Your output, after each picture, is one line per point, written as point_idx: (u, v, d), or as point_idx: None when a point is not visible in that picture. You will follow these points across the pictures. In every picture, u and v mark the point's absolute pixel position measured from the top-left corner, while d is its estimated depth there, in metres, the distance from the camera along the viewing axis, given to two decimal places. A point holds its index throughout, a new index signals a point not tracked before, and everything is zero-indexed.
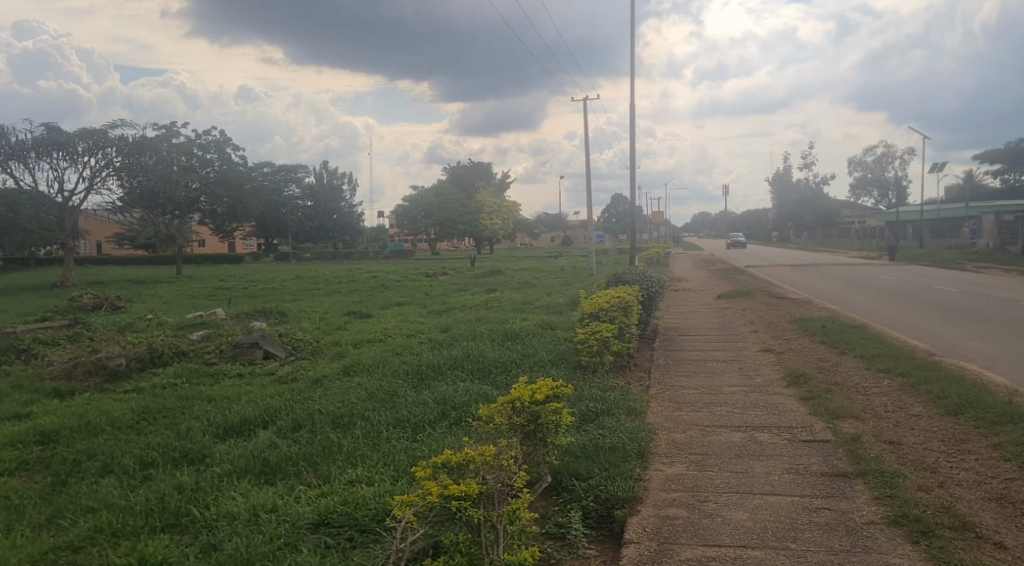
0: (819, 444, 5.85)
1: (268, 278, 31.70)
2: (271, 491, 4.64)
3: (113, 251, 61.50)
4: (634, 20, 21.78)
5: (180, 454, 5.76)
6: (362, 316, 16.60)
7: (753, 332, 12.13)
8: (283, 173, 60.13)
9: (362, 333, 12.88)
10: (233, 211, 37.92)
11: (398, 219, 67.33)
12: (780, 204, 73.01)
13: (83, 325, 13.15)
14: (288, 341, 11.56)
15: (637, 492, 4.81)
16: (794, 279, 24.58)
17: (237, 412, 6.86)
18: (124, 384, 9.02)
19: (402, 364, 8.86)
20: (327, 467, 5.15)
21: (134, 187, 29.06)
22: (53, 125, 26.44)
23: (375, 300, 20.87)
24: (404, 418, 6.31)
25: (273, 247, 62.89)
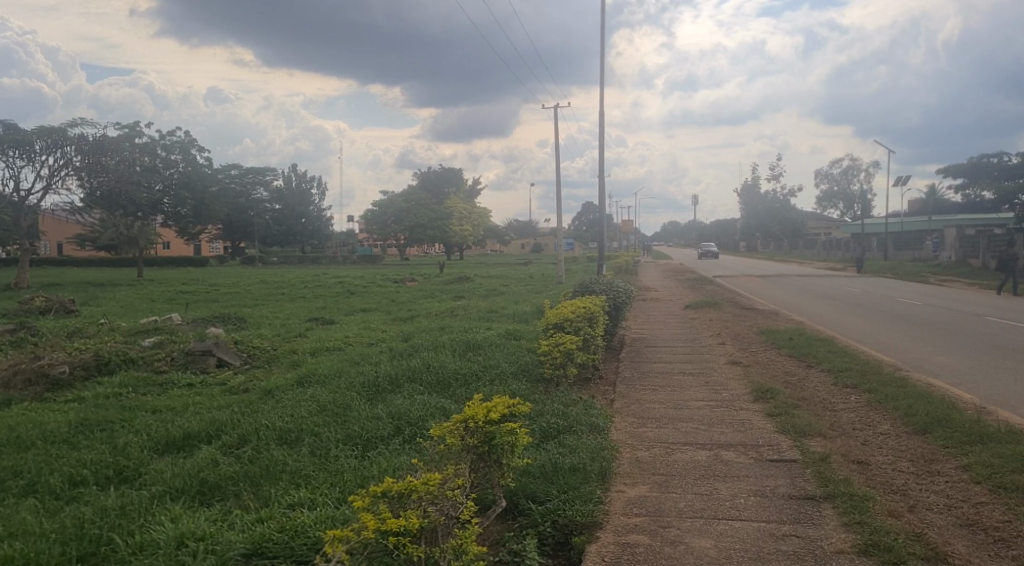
0: (786, 464, 5.67)
1: (231, 282, 31.03)
2: (205, 515, 4.28)
3: (73, 252, 59.99)
4: (606, 28, 21.72)
5: (112, 471, 5.34)
6: (324, 323, 16.20)
7: (720, 344, 12.00)
8: (251, 176, 59.23)
9: (322, 341, 12.52)
10: (197, 213, 37.15)
11: (367, 224, 66.69)
12: (748, 214, 73.71)
13: (30, 330, 12.58)
14: (243, 348, 11.13)
15: (598, 517, 4.57)
16: (762, 289, 24.68)
17: (179, 425, 6.48)
18: (65, 394, 8.53)
19: (359, 375, 8.52)
20: (268, 488, 4.80)
21: (94, 187, 28.23)
22: (9, 123, 25.58)
23: (339, 306, 20.45)
24: (355, 434, 5.99)
25: (239, 250, 61.85)
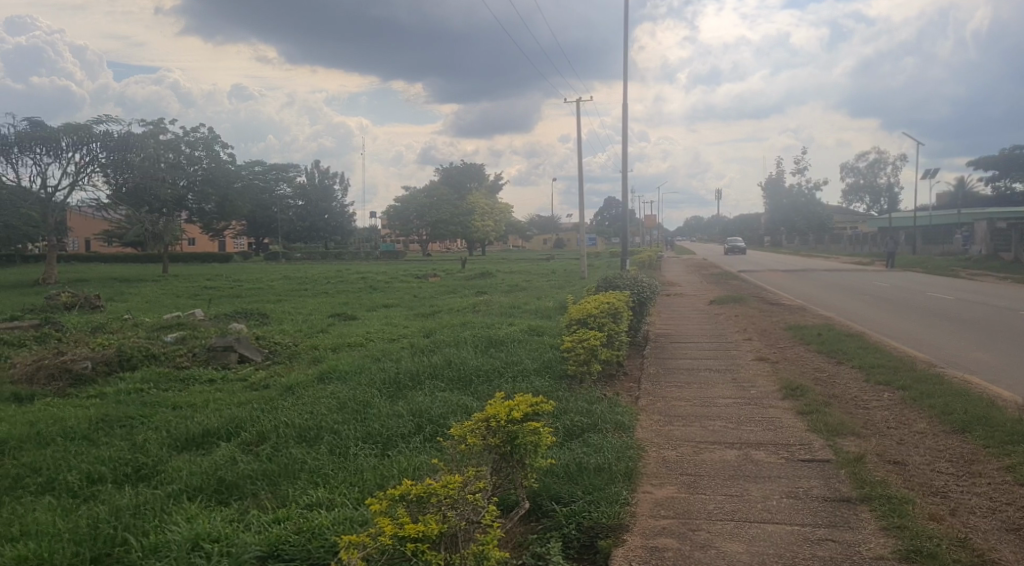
0: (818, 465, 5.46)
1: (255, 278, 31.20)
2: (222, 515, 4.18)
3: (101, 248, 60.79)
4: (630, 21, 21.48)
5: (130, 468, 5.28)
6: (346, 319, 16.16)
7: (746, 340, 11.77)
8: (275, 172, 59.57)
9: (344, 337, 12.46)
10: (221, 210, 37.41)
11: (389, 220, 66.83)
12: (773, 209, 72.81)
13: (55, 326, 12.63)
14: (265, 344, 11.09)
15: (624, 519, 4.42)
16: (788, 285, 24.30)
17: (199, 422, 6.40)
18: (88, 389, 8.51)
19: (379, 372, 8.42)
20: (286, 487, 4.71)
21: (120, 183, 28.46)
22: (37, 120, 25.82)
23: (362, 302, 20.42)
24: (375, 432, 5.89)
25: (263, 246, 62.30)
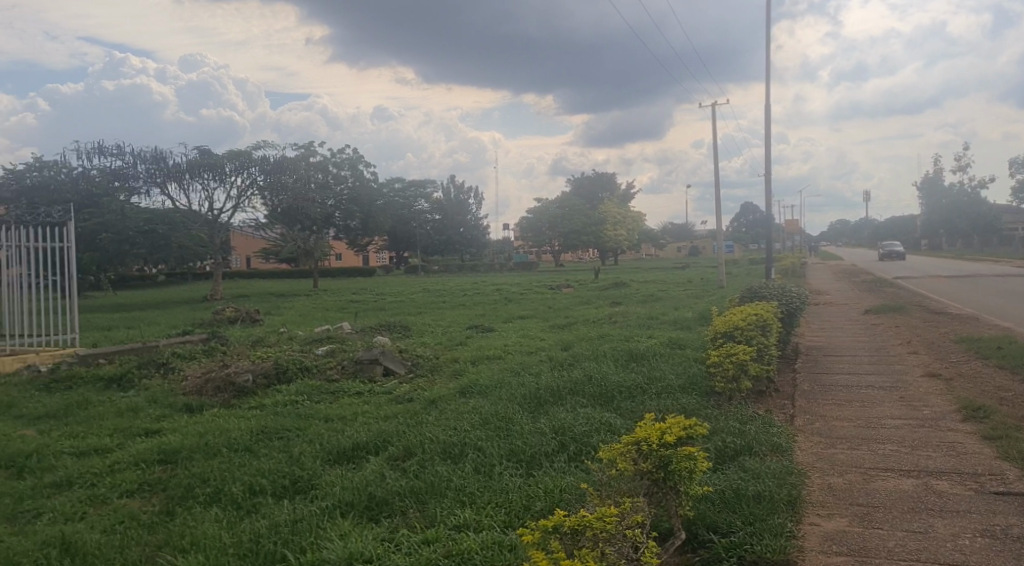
0: (1017, 499, 4.79)
1: (397, 291, 32.41)
2: (373, 533, 4.21)
3: (259, 264, 65.39)
4: (771, 19, 20.52)
5: (288, 481, 5.44)
6: (484, 331, 16.35)
7: (911, 353, 10.78)
8: (413, 189, 61.79)
9: (482, 350, 12.57)
10: (365, 226, 39.18)
11: (522, 232, 67.60)
12: (931, 210, 67.26)
13: (221, 339, 13.56)
14: (408, 357, 11.36)
15: (790, 554, 4.04)
16: (953, 292, 22.26)
17: (349, 436, 6.55)
18: (249, 401, 8.98)
19: (519, 387, 8.33)
20: (434, 506, 4.68)
21: (275, 204, 30.42)
22: (205, 149, 28.06)
23: (498, 314, 20.64)
24: (518, 450, 5.79)
25: (402, 260, 64.75)
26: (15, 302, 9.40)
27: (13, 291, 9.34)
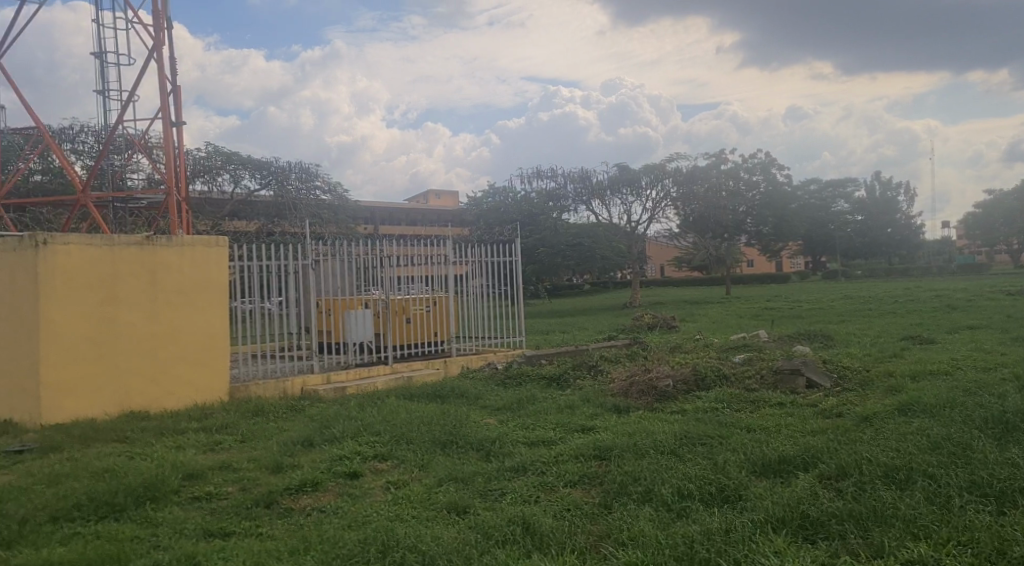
0: None
1: (815, 298, 30.37)
2: (811, 556, 3.98)
3: (672, 273, 67.39)
4: None
5: (715, 488, 5.14)
6: (924, 342, 14.31)
7: None
8: (832, 189, 57.39)
9: (924, 364, 10.99)
10: (779, 231, 37.58)
11: (969, 230, 57.89)
12: None
13: (642, 345, 14.22)
14: (833, 369, 10.47)
15: None
16: None
17: (775, 446, 6.22)
18: (673, 405, 8.54)
19: (978, 408, 7.05)
20: (879, 534, 4.21)
21: (687, 214, 31.02)
22: (623, 167, 29.94)
23: (942, 324, 17.90)
24: (981, 481, 4.92)
25: (820, 265, 60.55)
26: (479, 309, 11.13)
27: (477, 299, 11.08)
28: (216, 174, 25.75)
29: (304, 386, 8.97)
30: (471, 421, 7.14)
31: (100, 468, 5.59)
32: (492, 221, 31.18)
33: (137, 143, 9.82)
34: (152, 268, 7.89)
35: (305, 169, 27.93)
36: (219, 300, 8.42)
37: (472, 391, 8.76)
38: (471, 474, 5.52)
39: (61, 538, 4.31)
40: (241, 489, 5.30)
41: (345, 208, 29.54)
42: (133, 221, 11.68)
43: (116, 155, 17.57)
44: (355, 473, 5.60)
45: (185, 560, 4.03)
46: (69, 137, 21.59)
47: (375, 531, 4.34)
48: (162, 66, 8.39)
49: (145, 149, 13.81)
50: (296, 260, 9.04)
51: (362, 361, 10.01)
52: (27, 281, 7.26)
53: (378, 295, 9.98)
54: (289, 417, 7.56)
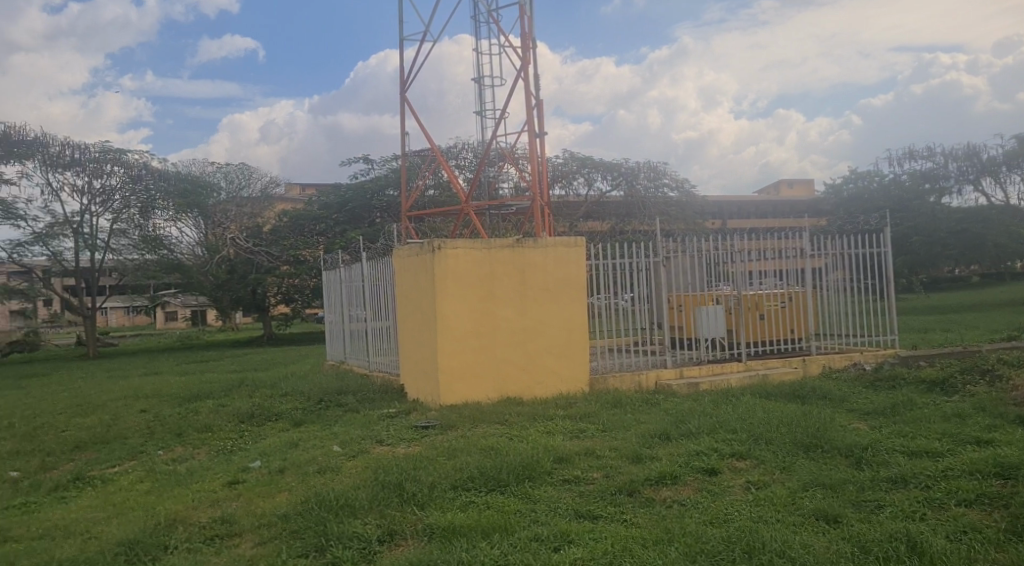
0: None
1: None
2: None
3: None
4: None
5: None
6: None
7: None
8: None
9: None
10: None
11: None
12: None
13: None
14: None
15: None
16: None
17: None
18: None
19: None
20: None
21: None
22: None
23: None
24: None
25: None
26: (841, 305, 10.28)
27: (839, 294, 10.24)
28: (572, 178, 27.59)
29: (658, 380, 9.20)
30: (837, 425, 6.62)
31: (486, 446, 6.40)
32: (855, 208, 28.47)
33: (510, 156, 10.98)
34: (522, 268, 8.75)
35: (653, 168, 28.50)
36: (579, 297, 9.03)
37: (836, 394, 8.13)
38: (841, 481, 5.13)
39: (460, 504, 5.03)
40: (605, 475, 5.63)
41: (693, 204, 29.47)
42: (506, 226, 13.08)
43: (491, 168, 19.80)
44: (713, 470, 5.57)
45: (561, 536, 4.41)
46: (453, 155, 24.95)
47: (739, 531, 4.28)
48: (529, 85, 9.26)
49: (514, 160, 15.34)
50: (649, 257, 9.30)
51: (715, 358, 9.94)
52: (427, 281, 8.57)
53: (729, 290, 9.81)
54: (646, 410, 7.81)
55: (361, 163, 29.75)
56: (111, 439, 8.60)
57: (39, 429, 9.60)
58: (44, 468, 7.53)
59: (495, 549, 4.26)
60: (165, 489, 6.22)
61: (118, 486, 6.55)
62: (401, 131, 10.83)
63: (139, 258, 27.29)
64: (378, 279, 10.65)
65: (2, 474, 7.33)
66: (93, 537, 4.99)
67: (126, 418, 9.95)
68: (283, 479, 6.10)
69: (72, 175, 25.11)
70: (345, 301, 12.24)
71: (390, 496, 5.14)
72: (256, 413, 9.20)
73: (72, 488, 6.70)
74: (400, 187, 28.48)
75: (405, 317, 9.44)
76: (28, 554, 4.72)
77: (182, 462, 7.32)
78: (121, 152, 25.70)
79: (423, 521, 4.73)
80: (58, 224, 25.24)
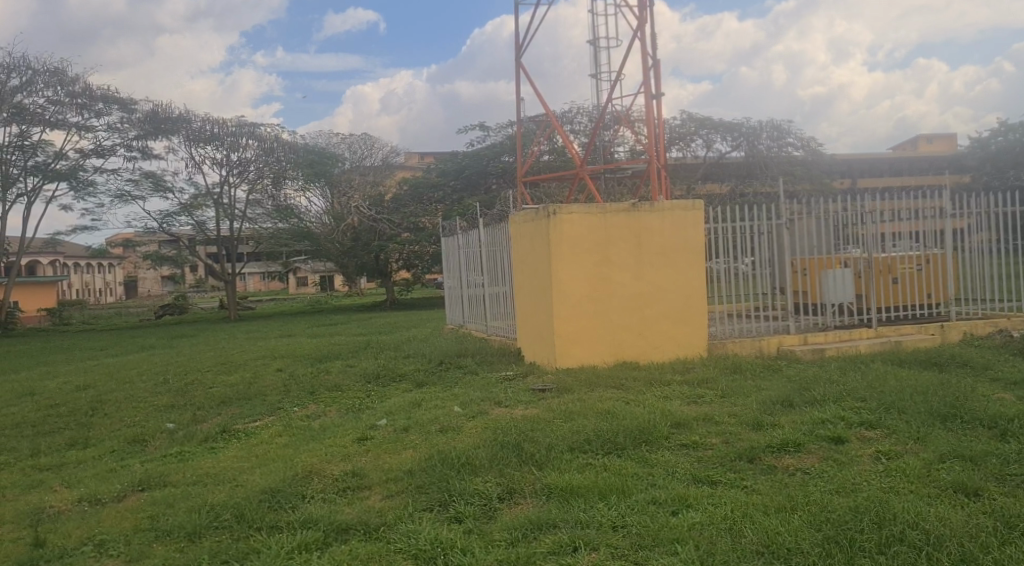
0: None
1: None
2: None
3: None
4: None
5: None
6: None
7: None
8: None
9: None
10: None
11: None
12: None
13: None
14: None
15: None
16: None
17: None
18: None
19: None
20: None
21: None
22: None
23: None
24: None
25: None
26: (986, 267, 9.55)
27: (984, 256, 9.51)
28: (690, 139, 26.81)
29: (780, 346, 8.92)
30: (978, 395, 6.21)
31: (602, 409, 6.46)
32: (1005, 163, 26.11)
33: (626, 119, 10.78)
34: (638, 233, 8.65)
35: (778, 126, 27.18)
36: (696, 261, 8.84)
37: (979, 361, 7.63)
38: (981, 453, 4.83)
39: (577, 466, 5.11)
40: (725, 441, 5.55)
41: (820, 162, 27.97)
42: (622, 190, 12.91)
43: (607, 132, 19.52)
44: (840, 438, 5.38)
45: (680, 500, 4.42)
46: (568, 119, 24.79)
47: (868, 501, 4.13)
48: (645, 45, 9.05)
49: (631, 121, 15.06)
50: (771, 220, 8.98)
51: (842, 324, 9.52)
52: (543, 247, 8.65)
53: (860, 254, 9.30)
54: (767, 376, 7.60)
55: (477, 130, 30.14)
56: (252, 396, 9.30)
57: (190, 385, 10.49)
58: (195, 420, 8.24)
59: (612, 510, 4.32)
60: (301, 443, 6.68)
61: (260, 439, 7.09)
62: (517, 97, 10.86)
63: (274, 226, 29.06)
64: (495, 246, 10.83)
65: (161, 425, 8.09)
66: (240, 485, 5.46)
67: (265, 377, 10.71)
68: (409, 437, 6.40)
69: (212, 149, 26.89)
70: (463, 267, 12.53)
71: (509, 456, 5.29)
72: (381, 374, 9.67)
73: (220, 439, 7.30)
74: (516, 153, 28.64)
75: (522, 282, 9.57)
76: (185, 498, 5.23)
77: (316, 418, 7.82)
78: (256, 125, 27.31)
79: (540, 482, 4.85)
80: (201, 196, 27.10)
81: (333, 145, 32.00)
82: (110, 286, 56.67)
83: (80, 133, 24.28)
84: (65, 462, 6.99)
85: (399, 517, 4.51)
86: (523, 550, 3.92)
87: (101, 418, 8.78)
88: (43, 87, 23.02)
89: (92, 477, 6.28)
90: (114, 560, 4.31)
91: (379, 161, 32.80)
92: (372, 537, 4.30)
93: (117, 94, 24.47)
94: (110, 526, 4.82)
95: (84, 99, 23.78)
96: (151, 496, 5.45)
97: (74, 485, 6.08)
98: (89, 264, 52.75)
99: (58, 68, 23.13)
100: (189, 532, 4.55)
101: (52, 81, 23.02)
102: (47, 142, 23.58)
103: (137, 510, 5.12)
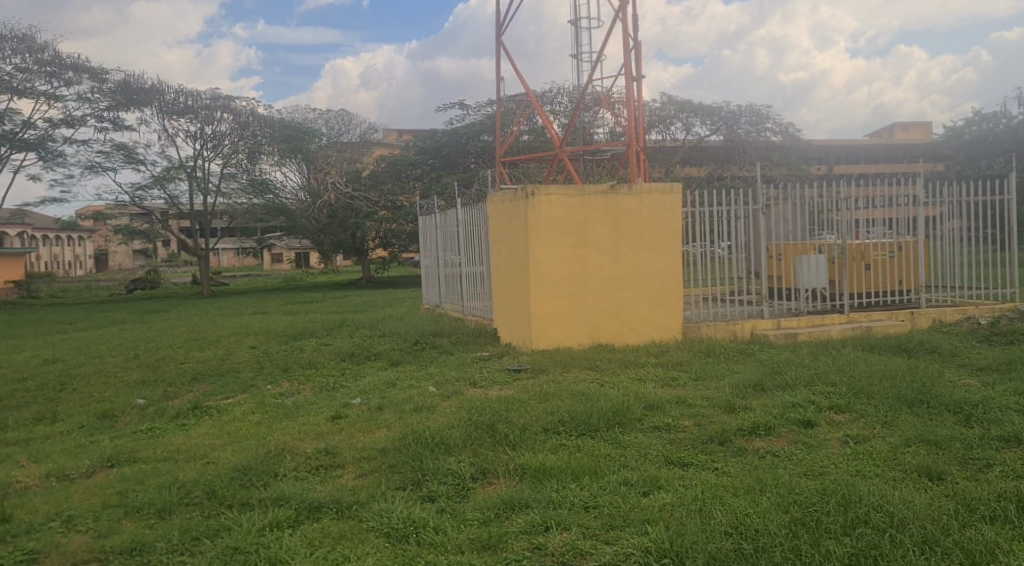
0: None
1: None
2: None
3: None
4: None
5: None
6: None
7: None
8: None
9: None
10: None
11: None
12: None
13: None
14: None
15: None
16: None
17: None
18: None
19: None
20: None
21: None
22: None
23: None
24: None
25: None
26: (957, 254, 9.67)
27: (955, 242, 9.64)
28: (670, 122, 26.78)
29: (754, 330, 9.03)
30: (946, 380, 6.33)
31: (578, 391, 6.47)
32: (977, 152, 26.50)
33: (607, 102, 10.68)
34: (616, 215, 8.65)
35: (757, 111, 27.21)
36: (674, 244, 8.86)
37: (947, 347, 7.76)
38: (947, 438, 4.92)
39: (551, 447, 5.14)
40: (698, 424, 5.60)
41: (798, 148, 28.10)
42: (601, 171, 12.92)
43: (587, 113, 19.52)
44: (810, 423, 5.46)
45: (652, 481, 4.46)
46: (549, 99, 24.78)
47: (834, 484, 4.20)
48: (626, 26, 9.02)
49: (612, 104, 15.16)
50: (747, 204, 9.00)
51: (815, 309, 9.66)
52: (521, 227, 8.61)
53: (834, 240, 9.37)
54: (740, 360, 7.68)
55: (459, 109, 30.01)
56: (225, 372, 9.24)
57: (161, 361, 10.38)
58: (167, 397, 8.13)
59: (585, 491, 4.35)
60: (274, 421, 6.62)
61: (231, 416, 7.01)
62: (498, 75, 10.79)
63: (247, 201, 28.81)
64: (473, 226, 10.76)
65: (130, 401, 7.97)
66: (212, 462, 5.41)
67: (237, 353, 10.59)
68: (383, 416, 6.38)
69: (186, 122, 26.44)
70: (441, 247, 12.44)
71: (483, 437, 5.30)
72: (355, 353, 9.61)
73: (191, 416, 7.23)
74: (495, 133, 28.49)
75: (499, 262, 9.53)
76: (155, 475, 5.17)
77: (290, 396, 7.75)
78: (230, 98, 26.85)
79: (514, 461, 4.86)
80: (174, 168, 26.70)
81: (310, 120, 31.74)
82: (79, 259, 55.97)
83: (49, 102, 23.72)
84: (31, 436, 6.87)
85: (372, 495, 4.51)
86: (495, 529, 3.93)
87: (70, 393, 8.65)
88: (11, 54, 22.48)
89: (61, 452, 6.18)
90: (82, 535, 4.26)
91: (356, 137, 32.46)
92: (344, 514, 4.29)
93: (87, 62, 23.82)
94: (79, 502, 4.77)
95: (54, 68, 23.15)
96: (121, 472, 5.38)
97: (41, 460, 5.98)
98: (59, 237, 52.05)
99: (27, 34, 22.64)
100: (159, 509, 4.50)
101: (19, 48, 22.51)
102: (15, 110, 23.06)
103: (107, 485, 5.07)
